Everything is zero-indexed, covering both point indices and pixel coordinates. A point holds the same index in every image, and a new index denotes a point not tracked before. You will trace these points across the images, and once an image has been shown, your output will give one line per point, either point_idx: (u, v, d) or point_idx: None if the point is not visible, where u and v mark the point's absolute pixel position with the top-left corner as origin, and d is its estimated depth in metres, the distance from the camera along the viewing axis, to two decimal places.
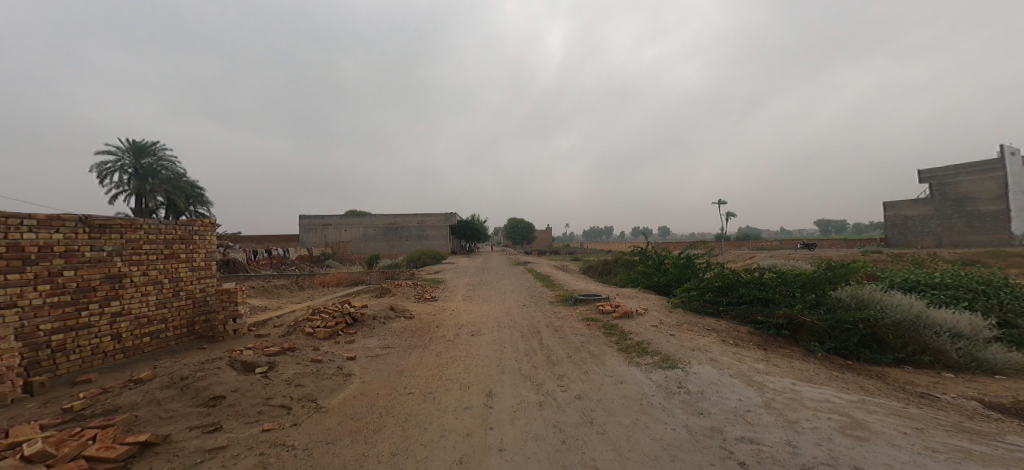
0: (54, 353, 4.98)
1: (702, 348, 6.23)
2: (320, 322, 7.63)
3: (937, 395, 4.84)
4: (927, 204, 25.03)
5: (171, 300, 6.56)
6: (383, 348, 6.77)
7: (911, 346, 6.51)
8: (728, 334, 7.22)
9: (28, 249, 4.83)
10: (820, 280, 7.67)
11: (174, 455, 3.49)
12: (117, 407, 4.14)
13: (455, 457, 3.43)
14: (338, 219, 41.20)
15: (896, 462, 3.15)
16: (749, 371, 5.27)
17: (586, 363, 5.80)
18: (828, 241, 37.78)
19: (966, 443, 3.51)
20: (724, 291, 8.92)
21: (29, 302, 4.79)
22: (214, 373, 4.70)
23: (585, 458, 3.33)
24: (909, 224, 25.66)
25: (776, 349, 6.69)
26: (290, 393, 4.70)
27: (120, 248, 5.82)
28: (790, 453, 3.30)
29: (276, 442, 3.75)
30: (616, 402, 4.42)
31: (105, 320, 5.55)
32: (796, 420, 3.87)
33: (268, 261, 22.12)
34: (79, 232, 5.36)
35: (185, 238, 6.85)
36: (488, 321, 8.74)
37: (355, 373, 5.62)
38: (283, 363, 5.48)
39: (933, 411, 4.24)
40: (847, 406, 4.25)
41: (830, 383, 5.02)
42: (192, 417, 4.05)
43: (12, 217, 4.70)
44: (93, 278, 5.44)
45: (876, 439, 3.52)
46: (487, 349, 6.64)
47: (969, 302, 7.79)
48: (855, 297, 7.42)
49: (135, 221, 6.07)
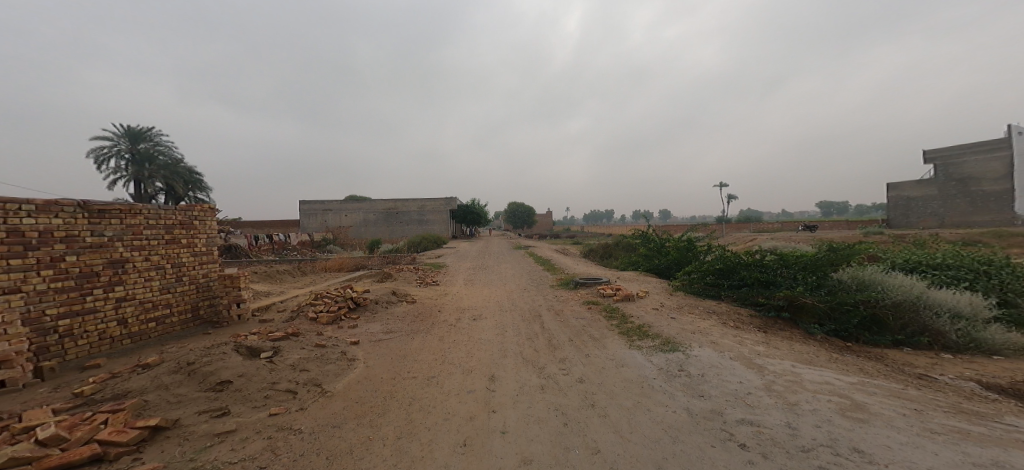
0: (62, 339, 5.04)
1: (702, 331, 6.26)
2: (322, 306, 7.67)
3: (935, 377, 4.88)
4: (931, 185, 24.85)
5: (174, 285, 6.58)
6: (386, 333, 6.83)
7: (910, 327, 6.54)
8: (728, 317, 7.27)
9: (28, 234, 4.82)
10: (821, 262, 7.67)
11: (184, 439, 3.56)
12: (127, 391, 4.22)
13: (459, 440, 3.49)
14: (337, 205, 40.91)
15: (895, 444, 3.19)
16: (750, 353, 5.31)
17: (587, 347, 5.85)
18: (828, 223, 37.37)
19: (965, 424, 3.56)
20: (725, 274, 8.93)
21: (34, 288, 4.81)
22: (221, 357, 4.75)
23: (586, 441, 3.39)
24: (911, 205, 25.57)
25: (776, 332, 6.73)
26: (296, 377, 4.75)
27: (120, 234, 5.81)
28: (790, 435, 3.35)
29: (284, 426, 3.81)
30: (617, 385, 4.48)
31: (110, 305, 5.58)
32: (796, 403, 3.91)
33: (269, 246, 22.08)
34: (79, 218, 5.34)
35: (185, 224, 6.82)
36: (488, 305, 8.79)
37: (359, 358, 5.67)
38: (288, 348, 5.52)
39: (932, 393, 4.29)
40: (847, 388, 4.29)
41: (830, 365, 5.05)
42: (200, 402, 4.11)
43: (9, 202, 4.68)
44: (95, 263, 5.45)
45: (875, 420, 3.57)
46: (489, 333, 6.69)
47: (969, 283, 7.80)
48: (856, 279, 7.44)
49: (134, 206, 6.03)
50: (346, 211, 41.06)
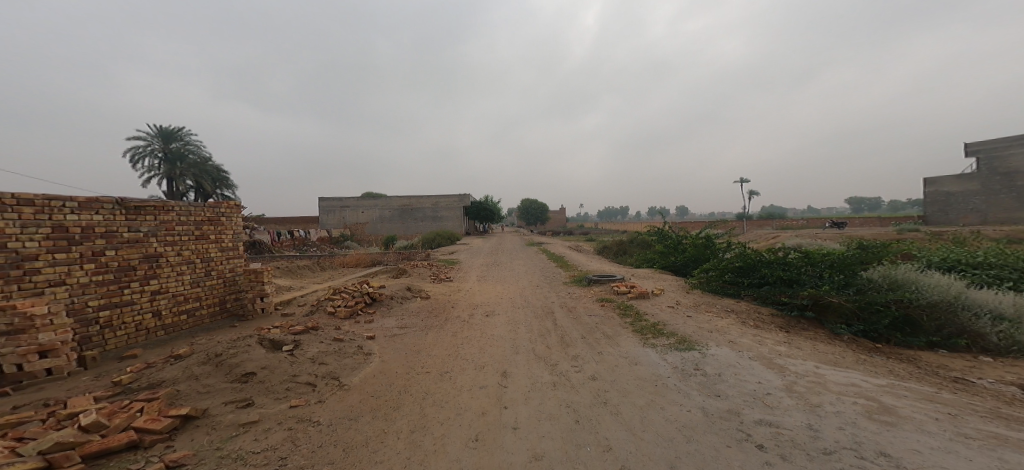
0: (103, 329, 5.31)
1: (720, 329, 6.10)
2: (340, 301, 7.82)
3: (972, 380, 4.60)
4: (972, 180, 23.51)
5: (204, 279, 6.83)
6: (402, 328, 6.92)
7: (946, 329, 6.19)
8: (748, 316, 7.06)
9: (71, 230, 5.09)
10: (851, 260, 7.33)
11: (212, 428, 3.69)
12: (160, 381, 4.40)
13: (471, 435, 3.50)
14: (355, 202, 41.75)
15: (925, 448, 3.03)
16: (770, 353, 5.13)
17: (600, 344, 5.77)
18: (856, 219, 35.60)
19: (1003, 429, 3.35)
20: (744, 272, 8.66)
21: (77, 281, 5.07)
22: (245, 350, 4.90)
23: (599, 438, 3.34)
24: (950, 200, 24.01)
25: (799, 331, 6.50)
26: (315, 370, 4.86)
27: (155, 230, 6.06)
28: (812, 437, 3.22)
29: (304, 418, 3.90)
30: (631, 383, 4.40)
31: (145, 297, 5.84)
32: (818, 404, 3.76)
33: (290, 242, 22.69)
34: (117, 214, 5.59)
35: (213, 220, 7.06)
36: (501, 301, 8.80)
37: (375, 352, 5.76)
38: (308, 342, 5.66)
39: (968, 397, 4.05)
40: (875, 390, 4.10)
41: (857, 367, 4.83)
42: (227, 392, 4.26)
43: (55, 199, 4.95)
44: (132, 258, 5.71)
45: (904, 424, 3.39)
46: (501, 330, 6.68)
47: (1013, 283, 7.34)
48: (887, 278, 7.11)
49: (167, 203, 6.28)
50: (363, 208, 41.83)
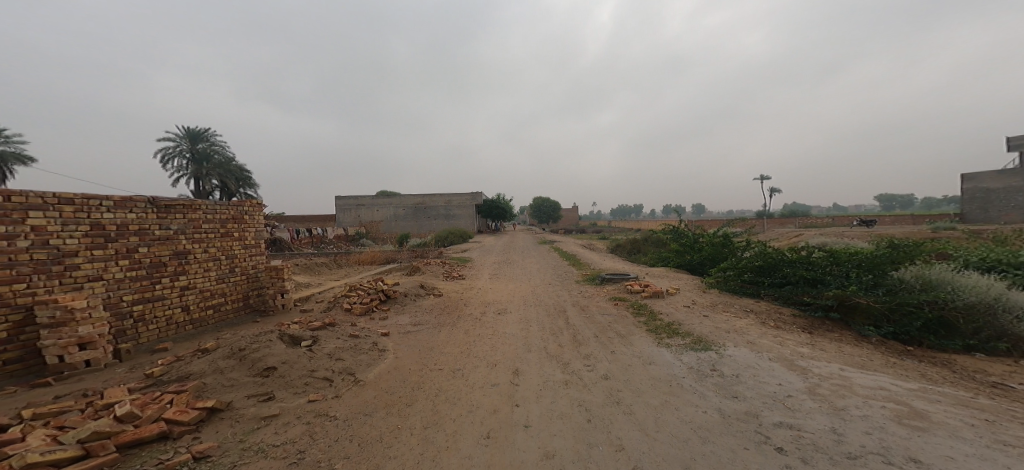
0: (136, 323, 5.53)
1: (738, 330, 5.92)
2: (357, 298, 7.94)
3: (1013, 386, 4.33)
4: (1015, 175, 22.19)
5: (228, 275, 7.03)
6: (415, 325, 6.97)
7: (985, 332, 5.86)
8: (768, 316, 6.83)
9: (108, 227, 5.31)
10: (880, 259, 7.01)
11: (236, 420, 3.79)
12: (188, 374, 4.55)
13: (483, 432, 3.49)
14: (371, 200, 42.36)
15: (960, 455, 2.86)
16: (791, 355, 4.95)
17: (613, 343, 5.68)
18: (886, 218, 34.00)
19: None
20: (765, 271, 8.39)
21: (113, 276, 5.29)
22: (267, 344, 5.01)
23: (612, 438, 3.28)
24: (991, 197, 22.78)
25: (822, 333, 6.25)
26: (332, 366, 4.94)
27: (184, 227, 6.27)
28: (836, 441, 3.08)
29: (321, 412, 3.97)
30: (644, 383, 4.31)
31: (175, 292, 6.06)
32: (843, 407, 3.60)
33: (308, 240, 23.16)
34: (149, 212, 5.80)
35: (237, 218, 7.26)
36: (514, 300, 8.77)
37: (389, 349, 5.81)
38: (325, 338, 5.76)
39: (1008, 403, 3.81)
40: (905, 394, 3.90)
41: (885, 370, 4.61)
42: (249, 386, 4.37)
43: (92, 198, 5.17)
44: (163, 254, 5.92)
45: (936, 430, 3.21)
46: (513, 328, 6.65)
47: None
48: (920, 279, 6.77)
49: (195, 202, 6.48)
50: (379, 206, 42.40)
